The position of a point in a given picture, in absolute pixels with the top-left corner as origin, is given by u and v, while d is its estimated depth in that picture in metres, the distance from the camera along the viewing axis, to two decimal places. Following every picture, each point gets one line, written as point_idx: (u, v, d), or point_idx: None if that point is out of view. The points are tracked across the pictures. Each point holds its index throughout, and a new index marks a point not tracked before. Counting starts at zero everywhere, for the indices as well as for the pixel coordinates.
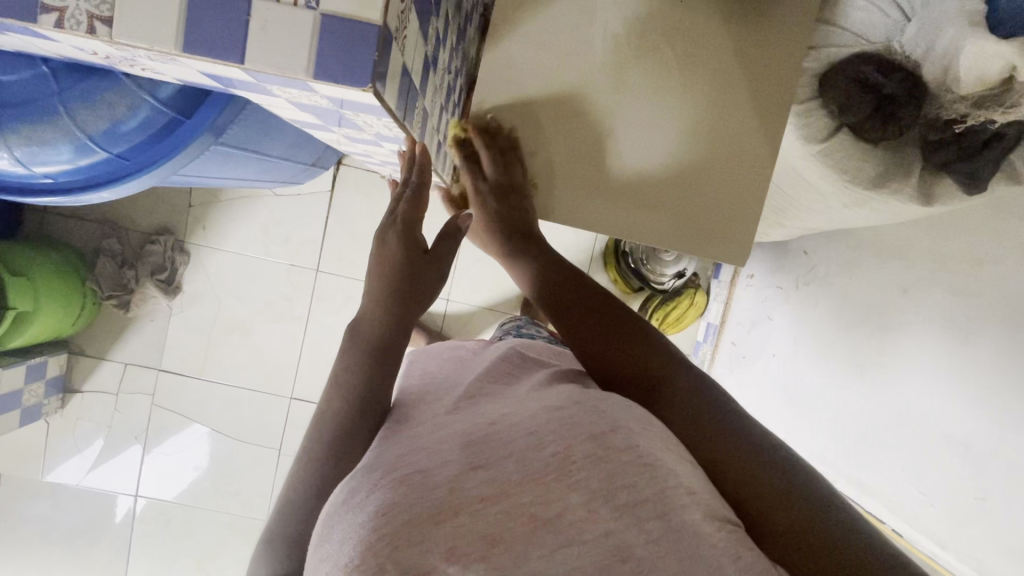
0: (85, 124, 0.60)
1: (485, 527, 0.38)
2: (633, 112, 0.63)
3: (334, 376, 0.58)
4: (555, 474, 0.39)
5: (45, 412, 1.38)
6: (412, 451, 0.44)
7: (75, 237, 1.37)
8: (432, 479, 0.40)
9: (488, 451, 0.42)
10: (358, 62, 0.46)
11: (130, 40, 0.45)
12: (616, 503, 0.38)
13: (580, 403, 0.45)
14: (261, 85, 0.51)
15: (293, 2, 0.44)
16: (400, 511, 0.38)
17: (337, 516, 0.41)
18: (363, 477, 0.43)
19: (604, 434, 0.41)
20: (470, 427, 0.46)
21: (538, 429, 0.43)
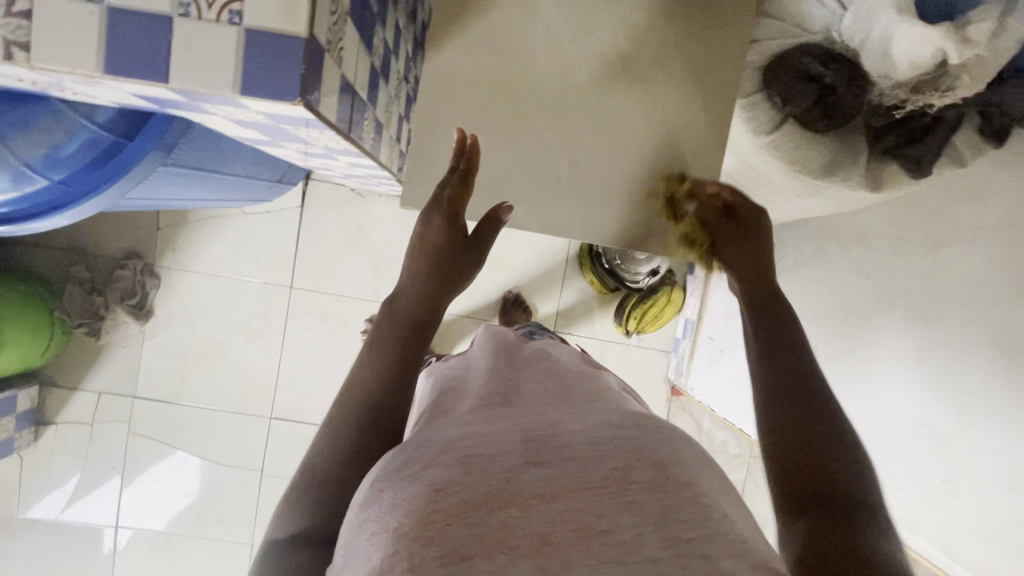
0: (23, 151, 0.58)
1: (537, 525, 0.36)
2: (598, 118, 0.63)
3: (367, 350, 0.53)
4: (612, 487, 0.38)
5: (17, 447, 1.35)
6: (467, 434, 0.43)
7: (42, 267, 1.35)
8: (489, 467, 0.39)
9: (547, 450, 0.41)
10: (286, 75, 0.45)
11: (49, 64, 0.44)
12: (668, 534, 0.36)
13: (641, 425, 0.44)
14: (194, 103, 0.50)
15: (216, 19, 0.44)
16: (455, 492, 0.37)
17: (388, 482, 0.40)
18: (416, 451, 0.42)
19: (668, 466, 0.40)
20: (525, 425, 0.44)
21: (599, 441, 0.41)
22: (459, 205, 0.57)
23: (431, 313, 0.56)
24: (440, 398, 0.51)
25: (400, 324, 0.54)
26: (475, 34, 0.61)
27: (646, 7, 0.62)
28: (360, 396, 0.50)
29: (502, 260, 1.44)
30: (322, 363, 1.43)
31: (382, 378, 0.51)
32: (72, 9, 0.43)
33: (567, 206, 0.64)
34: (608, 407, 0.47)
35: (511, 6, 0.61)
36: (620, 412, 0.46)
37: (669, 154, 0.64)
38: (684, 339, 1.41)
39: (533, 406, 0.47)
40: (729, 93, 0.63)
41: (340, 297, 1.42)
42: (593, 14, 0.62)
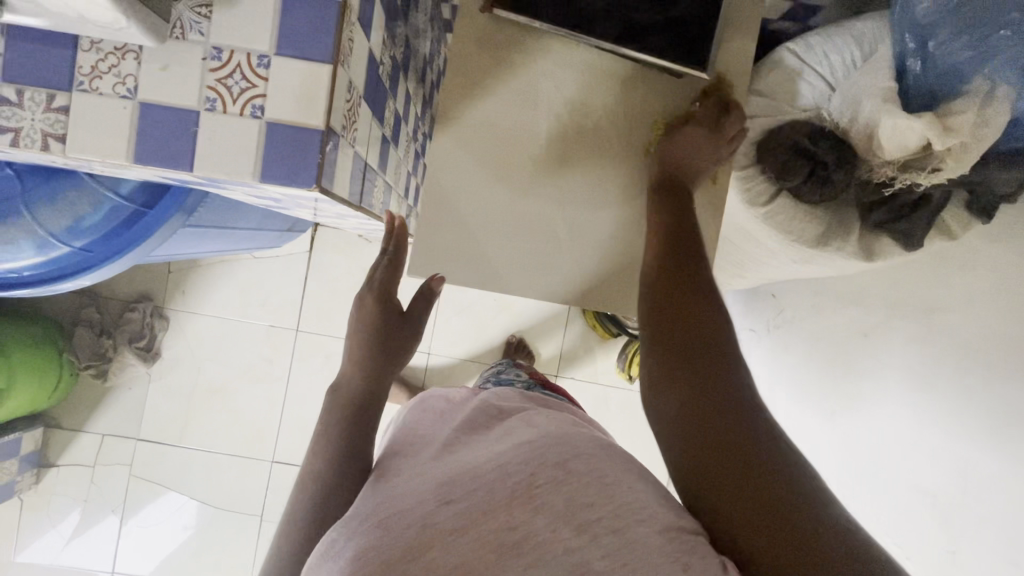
0: (46, 223, 0.61)
1: (455, 556, 0.42)
2: (574, 190, 0.66)
3: (319, 431, 0.65)
4: (521, 498, 0.44)
5: (17, 489, 1.35)
6: (393, 496, 0.48)
7: (54, 309, 1.38)
8: (407, 520, 0.44)
9: (459, 485, 0.46)
10: (303, 164, 0.48)
11: (81, 154, 0.47)
12: (575, 522, 0.42)
13: (544, 436, 0.49)
14: (213, 183, 0.53)
15: (240, 112, 0.47)
16: (374, 555, 0.42)
17: (319, 566, 0.45)
18: (342, 527, 0.47)
19: (566, 461, 0.46)
20: (443, 469, 0.49)
21: (505, 462, 0.46)
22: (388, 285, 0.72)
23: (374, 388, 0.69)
24: (390, 454, 0.58)
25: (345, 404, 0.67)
26: (476, 113, 0.64)
27: (641, 87, 0.65)
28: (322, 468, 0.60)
29: (507, 304, 1.46)
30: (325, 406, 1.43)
31: (332, 455, 0.61)
32: (107, 106, 0.46)
33: (537, 259, 0.67)
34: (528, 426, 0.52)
35: (513, 86, 0.64)
36: (539, 429, 0.51)
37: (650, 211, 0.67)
38: None
39: (451, 450, 0.52)
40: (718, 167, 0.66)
41: (345, 339, 1.43)
42: (585, 93, 0.65)
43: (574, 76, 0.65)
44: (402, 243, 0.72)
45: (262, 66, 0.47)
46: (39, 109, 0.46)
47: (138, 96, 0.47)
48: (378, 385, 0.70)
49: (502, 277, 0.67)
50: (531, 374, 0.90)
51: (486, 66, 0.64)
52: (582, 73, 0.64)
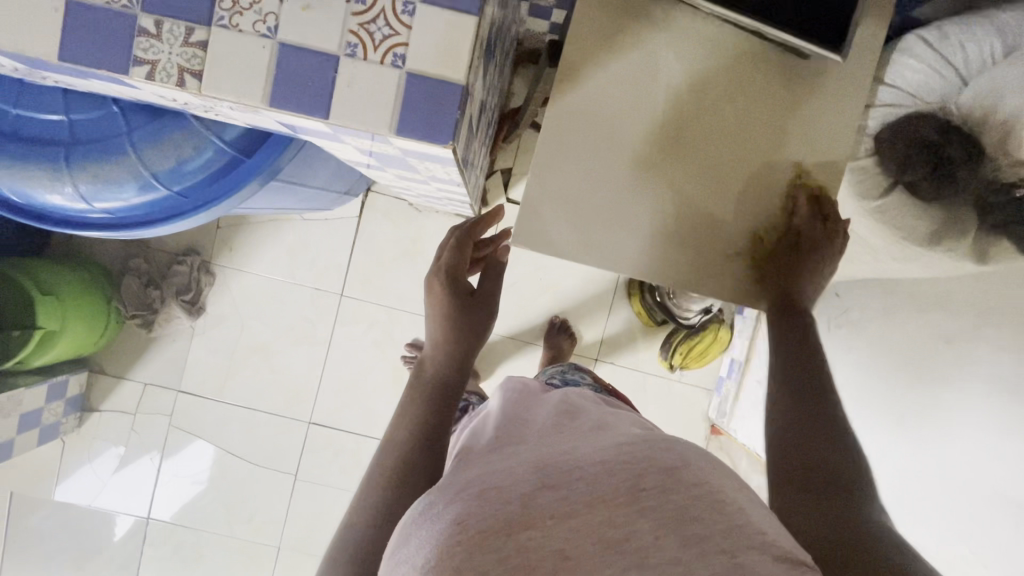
0: (152, 162, 0.60)
1: (557, 541, 0.43)
2: (641, 194, 0.63)
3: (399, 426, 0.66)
4: (628, 498, 0.45)
5: (62, 430, 1.37)
6: (486, 469, 0.49)
7: (102, 256, 1.38)
8: (504, 495, 0.46)
9: (557, 472, 0.47)
10: (443, 119, 0.46)
11: (216, 92, 0.46)
12: (684, 532, 0.43)
13: (649, 441, 0.50)
14: (335, 134, 0.52)
15: (380, 60, 0.45)
16: (475, 523, 0.44)
17: (416, 523, 0.47)
18: (438, 491, 0.49)
19: (674, 468, 0.47)
20: (540, 455, 0.50)
21: (609, 460, 0.48)
22: (459, 267, 0.77)
23: (458, 370, 0.71)
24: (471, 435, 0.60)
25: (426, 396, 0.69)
26: (581, 92, 0.62)
27: (766, 80, 0.63)
28: (410, 433, 0.64)
29: (552, 285, 1.45)
30: (365, 374, 1.44)
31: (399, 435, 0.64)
32: (245, 44, 0.45)
33: (630, 244, 0.63)
34: (616, 430, 0.53)
35: (629, 56, 0.62)
36: (630, 433, 0.52)
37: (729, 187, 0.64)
38: (728, 379, 1.41)
39: (556, 434, 0.54)
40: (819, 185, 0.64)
41: (389, 309, 1.43)
42: (686, 86, 0.63)
43: (688, 52, 0.62)
44: (475, 227, 0.79)
45: (406, 14, 0.45)
46: (177, 43, 0.45)
47: (278, 36, 0.45)
48: (461, 369, 0.72)
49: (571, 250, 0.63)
50: (593, 380, 0.88)
51: (608, 42, 0.62)
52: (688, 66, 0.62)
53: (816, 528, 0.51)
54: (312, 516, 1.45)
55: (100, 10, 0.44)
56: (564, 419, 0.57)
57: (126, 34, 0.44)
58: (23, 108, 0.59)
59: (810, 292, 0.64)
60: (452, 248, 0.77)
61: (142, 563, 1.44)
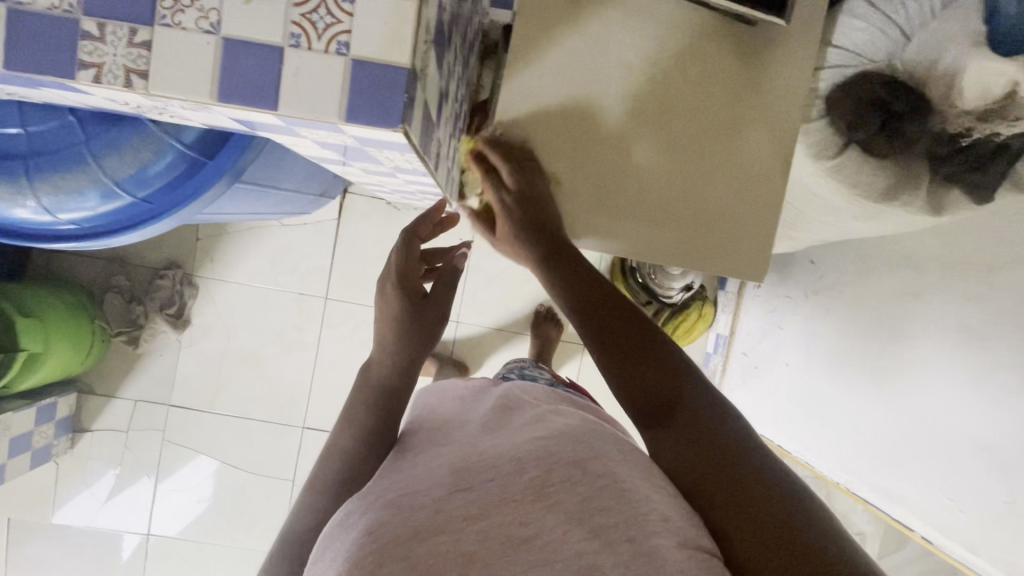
0: (110, 167, 0.59)
1: (465, 545, 0.43)
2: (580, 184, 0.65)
3: (346, 420, 0.73)
4: (535, 495, 0.45)
5: (54, 453, 1.37)
6: (401, 480, 0.51)
7: (83, 276, 1.38)
8: (418, 503, 0.47)
9: (471, 475, 0.48)
10: (390, 103, 0.47)
11: (165, 91, 0.46)
12: (590, 525, 0.43)
13: (569, 435, 0.50)
14: (290, 127, 0.52)
15: (325, 49, 0.46)
16: (383, 531, 0.44)
17: (332, 537, 0.48)
18: (356, 503, 0.50)
19: (583, 460, 0.47)
20: (459, 457, 0.51)
21: (522, 456, 0.48)
22: (404, 276, 0.78)
23: (404, 373, 0.78)
24: (416, 439, 0.61)
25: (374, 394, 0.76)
26: (533, 75, 0.63)
27: (716, 54, 0.64)
28: (353, 438, 0.69)
29: None
30: (355, 374, 1.44)
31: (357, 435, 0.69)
32: (190, 42, 0.45)
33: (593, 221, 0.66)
34: (528, 421, 0.55)
35: (581, 34, 0.63)
36: (557, 425, 0.52)
37: (686, 158, 0.65)
38: (716, 355, 1.43)
39: (475, 434, 0.55)
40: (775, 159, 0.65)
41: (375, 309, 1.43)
42: (628, 63, 0.63)
43: (636, 27, 0.63)
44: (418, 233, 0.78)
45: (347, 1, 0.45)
46: (121, 44, 0.45)
47: (222, 31, 0.45)
48: (408, 371, 0.78)
49: None
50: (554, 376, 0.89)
51: (555, 28, 0.63)
52: (631, 44, 0.63)
53: (723, 504, 0.44)
54: None
55: (42, 15, 0.44)
56: (495, 415, 0.58)
57: (69, 38, 0.45)
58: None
59: (748, 264, 0.67)
60: (398, 254, 0.78)
61: None
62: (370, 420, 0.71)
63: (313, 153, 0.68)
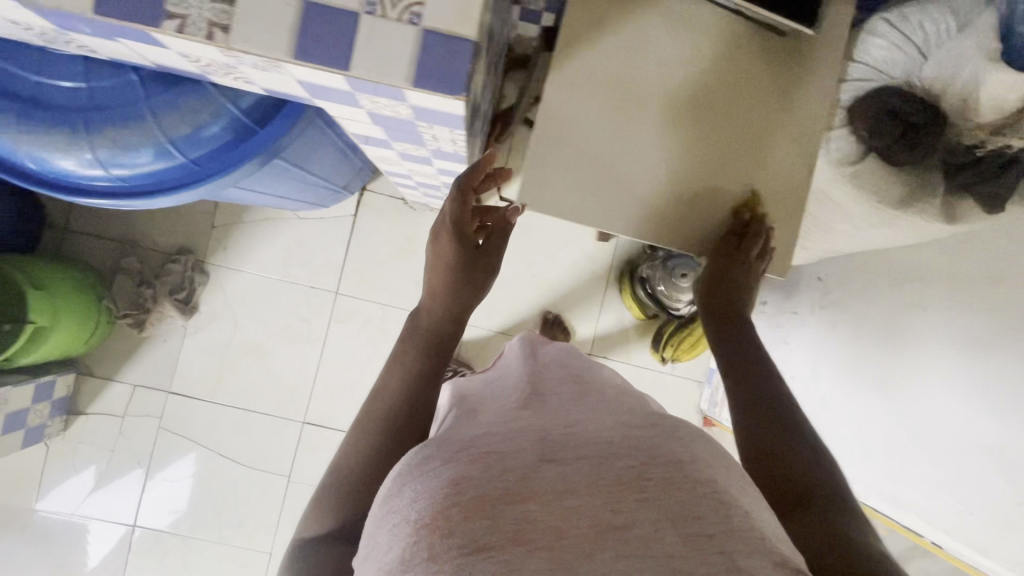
0: (169, 124, 0.61)
1: (553, 519, 0.44)
2: (621, 168, 0.67)
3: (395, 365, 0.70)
4: (629, 483, 0.45)
5: (46, 434, 1.33)
6: (485, 434, 0.51)
7: (94, 256, 1.38)
8: (508, 466, 0.47)
9: (562, 449, 0.48)
10: (456, 73, 0.50)
11: (243, 46, 0.48)
12: (686, 530, 0.43)
13: (657, 425, 0.51)
14: (353, 94, 0.55)
15: (398, 18, 0.48)
16: (471, 488, 0.45)
17: (409, 477, 0.48)
18: (436, 449, 0.50)
19: (684, 461, 0.47)
20: (544, 425, 0.52)
21: (615, 441, 0.49)
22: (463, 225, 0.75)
23: (451, 326, 0.73)
24: (475, 398, 0.63)
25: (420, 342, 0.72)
26: (576, 65, 0.66)
27: (753, 68, 0.68)
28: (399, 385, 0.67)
29: (545, 281, 1.48)
30: (360, 371, 1.44)
31: (405, 388, 0.67)
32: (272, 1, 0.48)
33: (630, 207, 0.67)
34: (616, 402, 0.55)
35: (622, 31, 0.67)
36: (630, 411, 0.54)
37: (719, 156, 0.68)
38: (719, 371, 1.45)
39: (544, 403, 0.56)
40: (793, 172, 0.69)
41: (384, 306, 1.44)
42: (674, 62, 0.67)
43: (675, 29, 0.67)
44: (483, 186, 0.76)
45: None
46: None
47: None
48: (453, 327, 0.73)
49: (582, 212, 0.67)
50: None
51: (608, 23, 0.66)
52: (676, 44, 0.67)
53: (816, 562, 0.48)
54: None
55: None
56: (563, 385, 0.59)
57: None
58: (37, 74, 0.60)
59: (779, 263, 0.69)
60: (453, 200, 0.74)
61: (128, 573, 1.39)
62: (430, 375, 0.68)
63: (367, 132, 0.71)
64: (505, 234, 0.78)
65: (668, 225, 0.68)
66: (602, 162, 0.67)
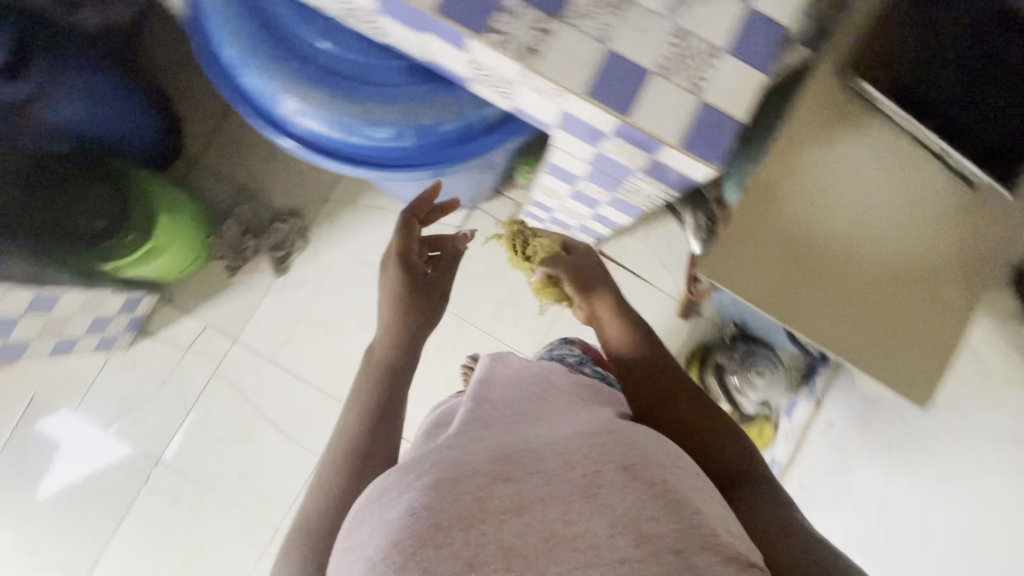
0: (419, 116, 0.67)
1: (508, 539, 0.48)
2: (782, 259, 0.71)
3: (353, 398, 0.78)
4: (580, 490, 0.50)
5: (113, 346, 1.36)
6: (443, 457, 0.54)
7: (212, 195, 1.44)
8: (462, 487, 0.50)
9: (518, 467, 0.52)
10: (716, 144, 0.55)
11: (543, 71, 0.54)
12: (637, 533, 0.47)
13: (615, 436, 0.54)
14: (605, 135, 0.60)
15: (682, 86, 0.54)
16: (428, 515, 0.48)
17: (371, 507, 0.53)
18: (397, 477, 0.54)
19: (633, 464, 0.51)
20: (502, 445, 0.55)
21: (570, 454, 0.53)
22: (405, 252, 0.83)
23: (406, 353, 0.81)
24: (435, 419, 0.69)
25: (374, 371, 0.80)
26: (784, 162, 0.71)
27: (933, 219, 0.73)
28: (356, 421, 0.74)
29: None
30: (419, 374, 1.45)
31: (362, 422, 0.74)
32: (581, 42, 0.54)
33: (797, 302, 0.71)
34: (582, 418, 0.59)
35: (832, 143, 0.72)
36: (596, 422, 0.58)
37: (887, 277, 0.72)
38: None
39: (497, 426, 0.59)
40: (909, 322, 0.72)
41: (461, 318, 1.47)
42: (867, 187, 0.72)
43: (878, 153, 0.72)
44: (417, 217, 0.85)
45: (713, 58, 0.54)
46: (526, 26, 0.53)
47: (608, 44, 0.54)
48: (405, 354, 0.81)
49: (752, 294, 0.71)
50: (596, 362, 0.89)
51: (831, 132, 0.72)
52: (871, 176, 0.72)
53: (765, 531, 0.57)
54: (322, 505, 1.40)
55: None
56: (508, 409, 0.63)
57: (488, 7, 0.53)
58: (329, 42, 0.68)
59: (920, 392, 0.72)
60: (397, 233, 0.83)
61: (138, 503, 1.39)
62: (383, 408, 0.76)
63: (557, 161, 0.76)
64: (451, 260, 0.88)
65: (800, 330, 0.71)
66: (780, 253, 0.71)
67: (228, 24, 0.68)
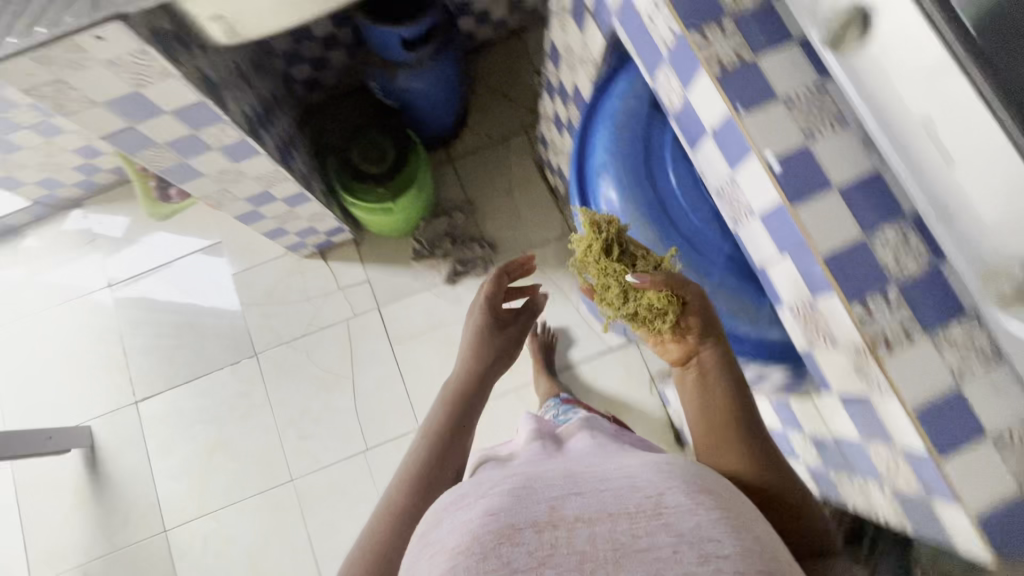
0: (717, 301, 0.76)
1: (579, 545, 0.42)
2: None
3: (405, 463, 0.71)
4: (648, 511, 0.44)
5: (296, 249, 1.50)
6: (516, 474, 0.51)
7: (445, 190, 1.59)
8: (533, 498, 0.46)
9: (583, 483, 0.48)
10: (1010, 540, 0.52)
11: (887, 368, 0.54)
12: (704, 554, 0.40)
13: (685, 472, 0.48)
14: (894, 443, 0.59)
15: (1013, 469, 0.52)
16: (504, 515, 0.44)
17: (449, 512, 0.49)
18: (471, 488, 0.51)
19: (699, 491, 0.45)
20: (569, 470, 0.51)
21: (636, 476, 0.48)
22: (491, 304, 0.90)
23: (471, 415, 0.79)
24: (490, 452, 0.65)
25: (435, 428, 0.76)
26: None
27: None
28: (404, 483, 0.68)
29: None
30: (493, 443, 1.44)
31: (414, 488, 0.68)
32: (936, 367, 0.54)
33: None
34: (644, 456, 0.53)
35: None
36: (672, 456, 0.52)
37: None
38: None
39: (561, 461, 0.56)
40: None
41: None
42: None
43: None
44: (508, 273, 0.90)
45: None
46: (894, 325, 0.54)
47: (961, 386, 0.53)
48: (469, 415, 0.79)
49: None
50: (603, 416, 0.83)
51: None
52: None
53: None
54: (338, 490, 1.40)
55: (875, 262, 0.56)
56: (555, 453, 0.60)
57: (871, 287, 0.55)
58: (687, 205, 0.79)
59: None
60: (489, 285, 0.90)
61: (216, 377, 1.48)
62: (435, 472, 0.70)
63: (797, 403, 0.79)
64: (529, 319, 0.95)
65: None
66: None
67: (619, 145, 0.81)
